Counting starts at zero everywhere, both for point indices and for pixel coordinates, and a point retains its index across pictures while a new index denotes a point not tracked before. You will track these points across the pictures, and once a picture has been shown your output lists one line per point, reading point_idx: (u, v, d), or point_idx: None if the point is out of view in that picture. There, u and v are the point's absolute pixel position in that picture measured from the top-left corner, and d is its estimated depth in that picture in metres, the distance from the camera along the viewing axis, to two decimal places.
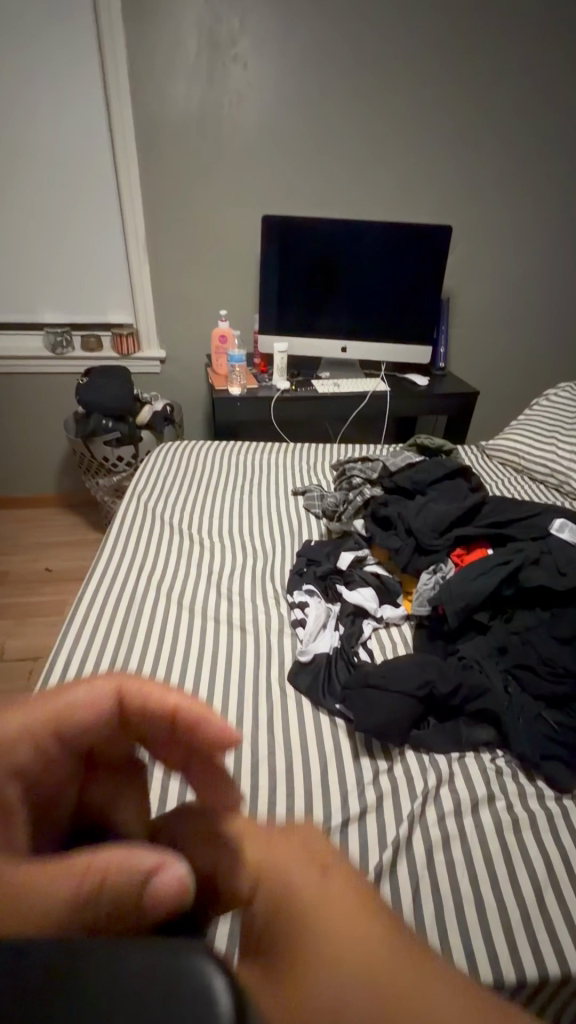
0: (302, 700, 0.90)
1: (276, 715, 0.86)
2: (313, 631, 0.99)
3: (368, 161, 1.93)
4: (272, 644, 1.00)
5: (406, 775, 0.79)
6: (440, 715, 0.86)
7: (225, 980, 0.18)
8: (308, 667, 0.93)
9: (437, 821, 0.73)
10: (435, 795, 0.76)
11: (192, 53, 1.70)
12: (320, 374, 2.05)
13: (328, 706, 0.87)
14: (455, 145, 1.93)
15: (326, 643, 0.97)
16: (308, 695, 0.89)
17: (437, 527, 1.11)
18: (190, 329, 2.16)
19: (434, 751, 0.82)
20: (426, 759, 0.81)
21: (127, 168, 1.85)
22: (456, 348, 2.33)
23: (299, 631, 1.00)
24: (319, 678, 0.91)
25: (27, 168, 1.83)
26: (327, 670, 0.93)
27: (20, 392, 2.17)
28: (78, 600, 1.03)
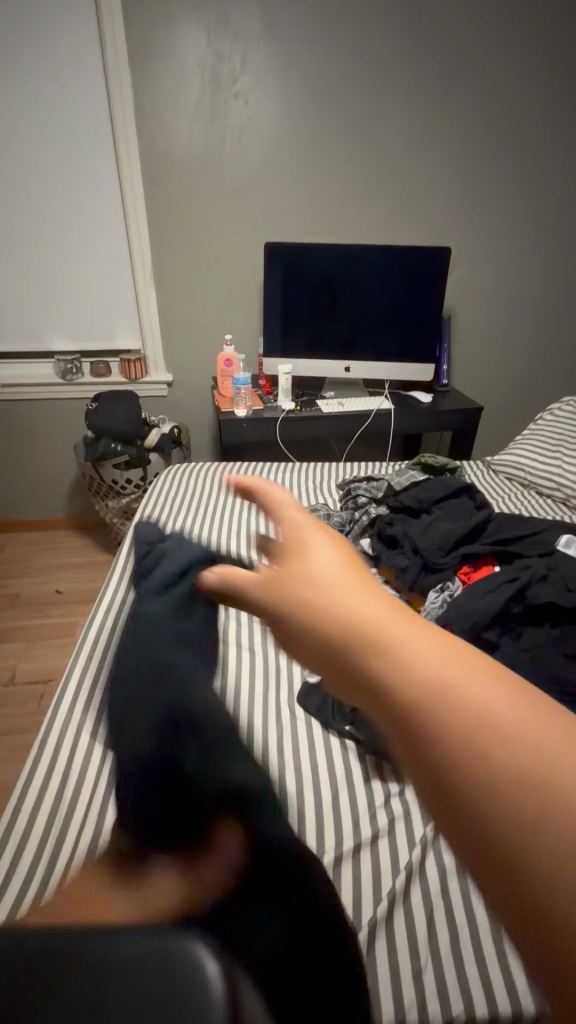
0: (312, 720, 0.90)
1: (287, 738, 0.86)
2: None
3: (368, 185, 1.98)
4: (281, 667, 1.00)
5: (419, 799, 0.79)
6: None
7: (215, 966, 0.24)
8: (317, 690, 0.93)
9: None
10: None
11: (195, 93, 1.78)
12: (325, 394, 2.08)
13: (338, 729, 0.88)
14: (453, 168, 1.98)
15: None
16: (318, 716, 0.90)
17: (444, 544, 1.12)
18: (196, 352, 2.20)
19: None
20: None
21: (133, 199, 1.91)
22: (460, 365, 2.35)
23: None
24: (329, 699, 0.92)
25: (38, 203, 1.90)
26: None
27: (31, 418, 2.22)
28: (88, 625, 1.04)
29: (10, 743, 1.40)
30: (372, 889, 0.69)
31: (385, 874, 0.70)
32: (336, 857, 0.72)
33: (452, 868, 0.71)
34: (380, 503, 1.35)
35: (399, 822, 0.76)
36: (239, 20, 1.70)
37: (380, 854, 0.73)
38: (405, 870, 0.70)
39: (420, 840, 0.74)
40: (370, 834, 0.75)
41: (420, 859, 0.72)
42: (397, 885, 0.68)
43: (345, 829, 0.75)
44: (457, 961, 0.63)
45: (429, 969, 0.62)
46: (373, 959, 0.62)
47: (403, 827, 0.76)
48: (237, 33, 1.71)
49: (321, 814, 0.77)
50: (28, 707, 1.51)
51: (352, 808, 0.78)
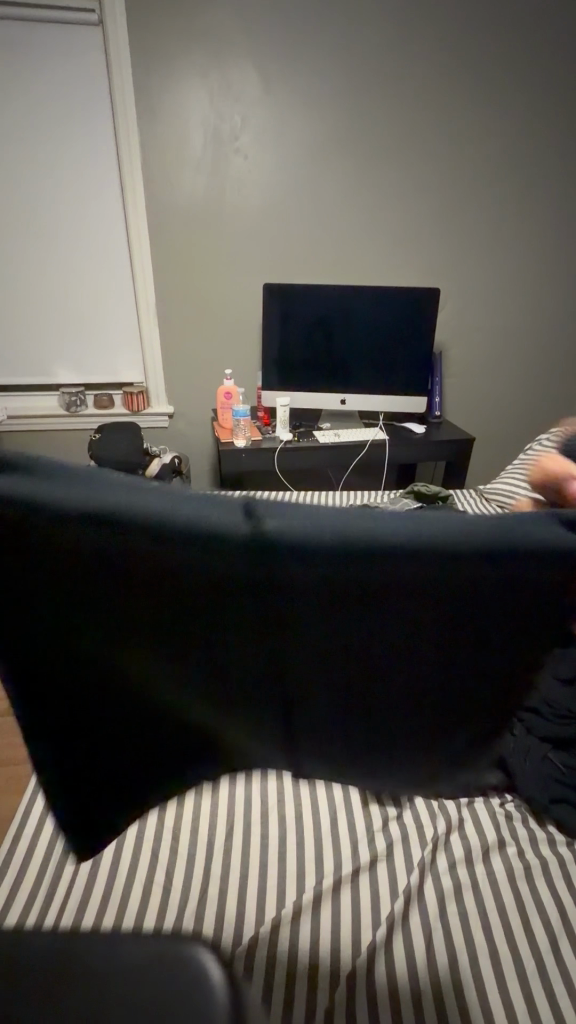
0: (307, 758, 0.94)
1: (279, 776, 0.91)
2: None
3: (362, 231, 2.10)
4: None
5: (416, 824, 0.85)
6: None
7: (218, 975, 0.42)
8: None
9: (449, 870, 0.80)
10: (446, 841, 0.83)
11: (198, 148, 1.91)
12: (321, 425, 2.15)
13: None
14: (440, 214, 2.10)
15: None
16: None
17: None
18: (197, 387, 2.28)
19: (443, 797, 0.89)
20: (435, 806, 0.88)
21: (139, 242, 2.02)
22: (452, 398, 2.44)
23: None
24: None
25: (47, 249, 2.01)
26: None
27: (36, 448, 2.27)
28: None
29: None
30: (372, 915, 0.75)
31: (384, 896, 0.77)
32: (335, 881, 0.78)
33: (450, 892, 0.77)
34: None
35: (397, 845, 0.83)
36: (239, 83, 1.84)
37: (379, 877, 0.79)
38: (403, 892, 0.77)
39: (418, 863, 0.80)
40: (368, 858, 0.81)
41: (418, 881, 0.78)
42: (395, 907, 0.75)
43: (345, 852, 0.83)
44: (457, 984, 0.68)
45: (428, 991, 0.67)
46: (373, 979, 0.68)
47: (401, 850, 0.82)
48: (238, 95, 1.86)
49: (320, 842, 0.84)
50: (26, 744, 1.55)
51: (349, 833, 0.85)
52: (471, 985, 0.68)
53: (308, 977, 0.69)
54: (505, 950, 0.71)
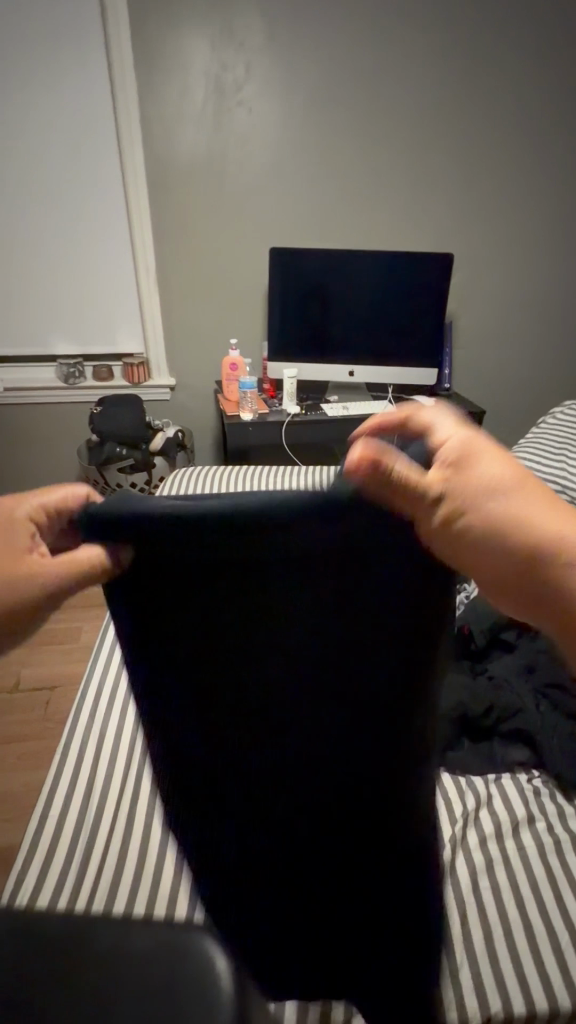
0: None
1: None
2: None
3: (373, 194, 2.01)
4: None
5: (445, 798, 0.78)
6: (473, 736, 0.87)
7: (223, 964, 0.38)
8: None
9: (479, 844, 0.72)
10: (475, 817, 0.75)
11: (200, 101, 1.79)
12: (329, 398, 2.09)
13: None
14: (452, 180, 2.02)
15: None
16: None
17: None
18: (199, 356, 2.20)
19: (471, 773, 0.82)
20: (462, 780, 0.81)
21: (137, 204, 1.92)
22: (461, 370, 2.38)
23: None
24: None
25: (38, 215, 1.91)
26: None
27: (34, 422, 2.21)
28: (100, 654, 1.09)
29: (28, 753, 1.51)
30: None
31: None
32: None
33: (482, 867, 0.70)
34: None
35: None
36: (243, 31, 1.72)
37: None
38: None
39: (449, 839, 0.73)
40: None
41: (450, 858, 0.71)
42: None
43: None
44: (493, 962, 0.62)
45: (465, 966, 0.62)
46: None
47: None
48: (241, 44, 1.74)
49: None
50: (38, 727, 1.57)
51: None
52: (508, 965, 0.62)
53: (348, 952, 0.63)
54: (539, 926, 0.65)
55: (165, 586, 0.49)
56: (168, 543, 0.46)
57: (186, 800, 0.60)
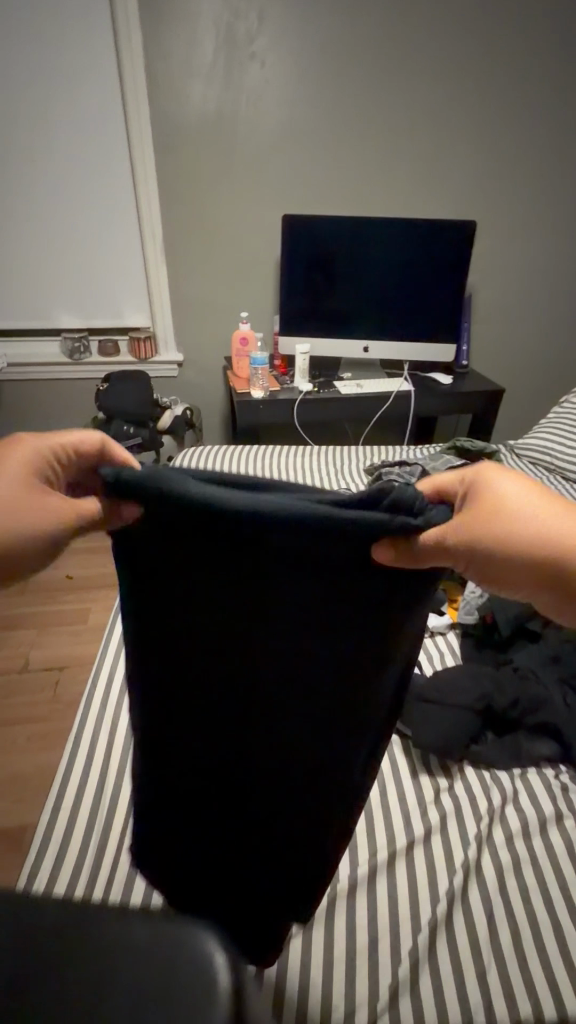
0: None
1: None
2: None
3: (391, 156, 1.90)
4: None
5: (469, 795, 0.77)
6: (498, 729, 0.84)
7: (220, 962, 0.36)
8: None
9: (506, 843, 0.71)
10: (502, 815, 0.74)
11: (209, 54, 1.68)
12: (342, 375, 2.03)
13: None
14: (476, 141, 1.90)
15: None
16: None
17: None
18: (207, 330, 2.13)
19: (495, 767, 0.79)
20: (487, 775, 0.79)
21: (144, 169, 1.83)
22: (478, 346, 2.30)
23: None
24: None
25: (39, 179, 1.82)
26: None
27: (39, 398, 2.16)
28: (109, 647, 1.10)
29: (39, 733, 1.52)
30: (430, 890, 0.67)
31: (441, 871, 0.69)
32: (390, 856, 0.71)
33: (509, 867, 0.69)
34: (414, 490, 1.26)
35: (450, 818, 0.74)
36: None
37: (432, 851, 0.71)
38: (462, 869, 0.68)
39: (475, 837, 0.71)
40: (422, 831, 0.73)
41: (476, 857, 0.70)
42: (454, 883, 0.67)
43: (396, 827, 0.74)
44: (521, 965, 0.61)
45: (492, 968, 0.61)
46: (435, 958, 0.62)
47: (455, 823, 0.73)
48: None
49: (366, 812, 0.76)
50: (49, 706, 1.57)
51: (400, 801, 0.77)
52: (539, 968, 0.60)
53: (371, 952, 0.63)
54: (569, 928, 0.63)
55: (155, 567, 0.52)
56: (164, 522, 0.48)
57: (162, 779, 0.64)
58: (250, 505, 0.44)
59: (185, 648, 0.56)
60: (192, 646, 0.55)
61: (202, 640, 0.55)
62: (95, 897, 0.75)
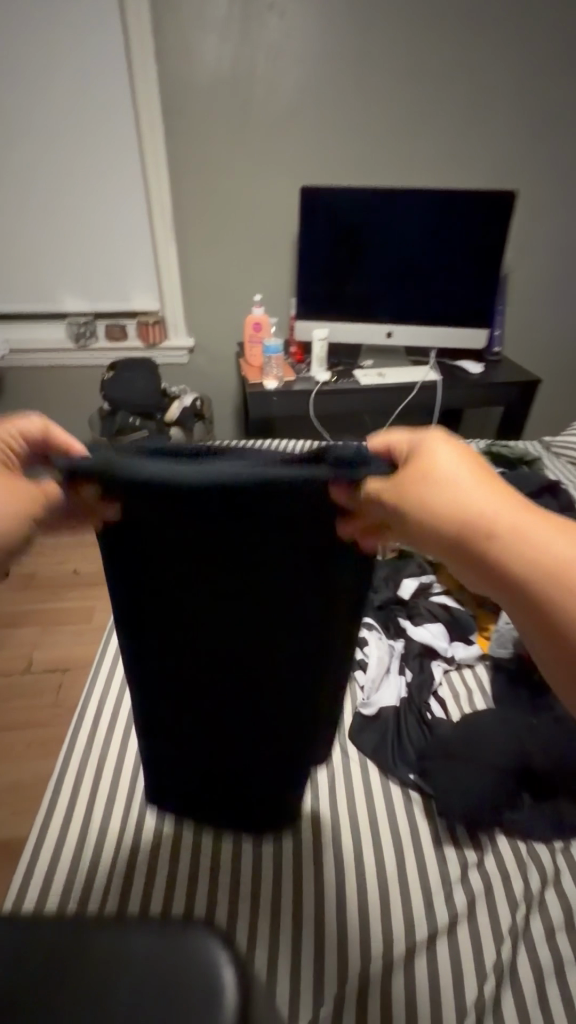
0: (368, 761, 0.86)
1: (341, 789, 0.84)
2: (376, 679, 0.93)
3: (420, 120, 1.72)
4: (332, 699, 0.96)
5: (501, 875, 0.73)
6: (535, 791, 0.79)
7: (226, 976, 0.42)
8: (376, 726, 0.89)
9: (545, 938, 0.67)
10: (539, 903, 0.69)
11: (223, 7, 1.53)
12: (362, 363, 1.89)
13: (400, 776, 0.83)
14: (518, 97, 1.70)
15: (391, 696, 0.92)
16: (376, 757, 0.86)
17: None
18: (220, 314, 2.01)
19: (532, 840, 0.75)
20: (522, 849, 0.75)
21: (151, 137, 1.69)
22: (511, 332, 2.12)
23: (361, 677, 0.95)
24: (388, 738, 0.87)
25: (37, 145, 1.69)
26: (396, 730, 0.88)
27: (45, 385, 2.08)
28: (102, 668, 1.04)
29: (38, 738, 1.47)
30: (459, 993, 0.64)
31: (470, 969, 0.66)
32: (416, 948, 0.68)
33: (548, 966, 0.64)
34: None
35: (479, 904, 0.70)
36: None
37: (461, 944, 0.68)
38: (494, 972, 0.64)
39: (508, 931, 0.68)
40: (448, 920, 0.70)
41: (509, 956, 0.66)
42: (486, 990, 0.63)
43: (422, 908, 0.72)
44: None
45: None
46: None
47: (485, 911, 0.70)
48: None
49: (391, 886, 0.74)
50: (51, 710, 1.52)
51: (422, 879, 0.74)
52: None
53: None
54: None
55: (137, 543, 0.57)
56: (144, 502, 0.52)
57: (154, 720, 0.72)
58: (220, 477, 0.50)
59: (170, 607, 0.62)
60: (174, 604, 0.61)
61: (186, 598, 0.61)
62: (106, 909, 0.73)
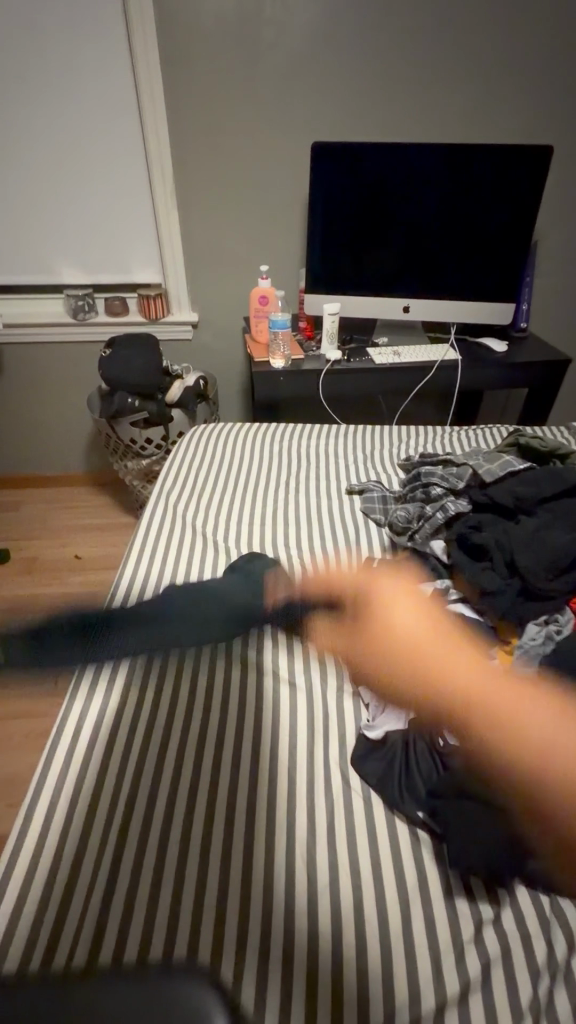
0: (370, 795, 0.73)
1: (337, 824, 0.71)
2: (383, 700, 0.81)
3: (446, 68, 1.56)
4: (329, 715, 0.82)
5: (521, 935, 0.60)
6: None
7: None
8: (380, 754, 0.76)
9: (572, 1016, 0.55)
10: (566, 971, 0.58)
11: None
12: (376, 340, 1.76)
13: (407, 813, 0.70)
14: (556, 39, 1.53)
15: (398, 716, 0.79)
16: (378, 791, 0.73)
17: (554, 565, 0.84)
18: (225, 286, 1.88)
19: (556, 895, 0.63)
20: (545, 904, 0.63)
21: (149, 88, 1.54)
22: (537, 306, 1.98)
23: (364, 696, 0.83)
24: (394, 770, 0.74)
25: (27, 98, 1.55)
26: (404, 758, 0.75)
27: (43, 363, 1.99)
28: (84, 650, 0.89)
29: (34, 729, 1.43)
30: None
31: None
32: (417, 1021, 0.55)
33: None
34: (460, 497, 1.05)
35: (496, 970, 0.58)
36: None
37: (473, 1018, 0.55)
38: None
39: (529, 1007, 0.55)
40: (457, 989, 0.57)
41: None
42: None
43: (425, 973, 0.58)
44: None
45: None
46: None
47: (502, 981, 0.57)
48: None
49: (389, 942, 0.60)
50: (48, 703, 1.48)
51: (429, 940, 0.60)
52: None
53: None
54: None
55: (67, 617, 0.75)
56: None
57: None
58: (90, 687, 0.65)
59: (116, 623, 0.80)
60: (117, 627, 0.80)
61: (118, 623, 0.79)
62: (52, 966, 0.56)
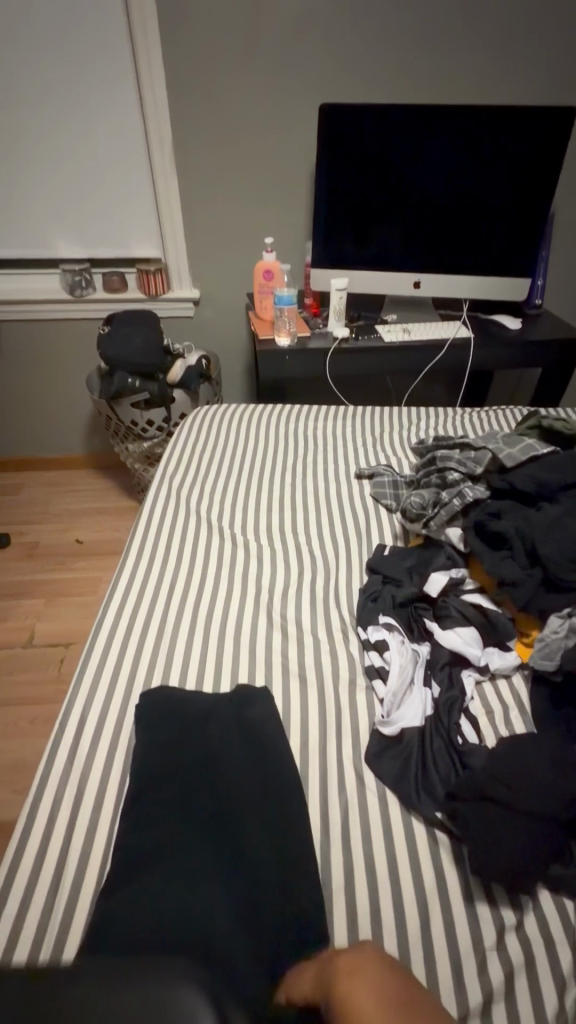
0: (386, 792, 0.70)
1: (353, 824, 0.67)
2: (398, 694, 0.78)
3: (462, 20, 1.46)
4: (343, 709, 0.79)
5: (545, 942, 0.57)
6: None
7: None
8: (395, 750, 0.73)
9: None
10: None
11: None
12: (386, 317, 1.70)
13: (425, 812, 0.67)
14: None
15: (414, 710, 0.76)
16: (394, 790, 0.70)
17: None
18: (228, 260, 1.81)
19: None
20: (570, 910, 0.60)
21: (146, 46, 1.45)
22: (553, 281, 1.90)
23: (378, 688, 0.80)
24: (410, 769, 0.71)
25: (16, 57, 1.46)
26: (420, 754, 0.72)
27: (40, 342, 1.92)
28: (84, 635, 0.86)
29: (39, 716, 1.41)
30: None
31: None
32: None
33: None
34: (477, 482, 1.00)
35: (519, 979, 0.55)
36: None
37: None
38: None
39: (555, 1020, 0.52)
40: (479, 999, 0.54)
41: None
42: None
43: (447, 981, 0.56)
44: None
45: None
46: None
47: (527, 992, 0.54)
48: None
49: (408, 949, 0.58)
50: (52, 690, 1.46)
51: (449, 944, 0.58)
52: None
53: None
54: None
55: None
56: None
57: None
58: None
59: None
60: None
61: None
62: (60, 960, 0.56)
